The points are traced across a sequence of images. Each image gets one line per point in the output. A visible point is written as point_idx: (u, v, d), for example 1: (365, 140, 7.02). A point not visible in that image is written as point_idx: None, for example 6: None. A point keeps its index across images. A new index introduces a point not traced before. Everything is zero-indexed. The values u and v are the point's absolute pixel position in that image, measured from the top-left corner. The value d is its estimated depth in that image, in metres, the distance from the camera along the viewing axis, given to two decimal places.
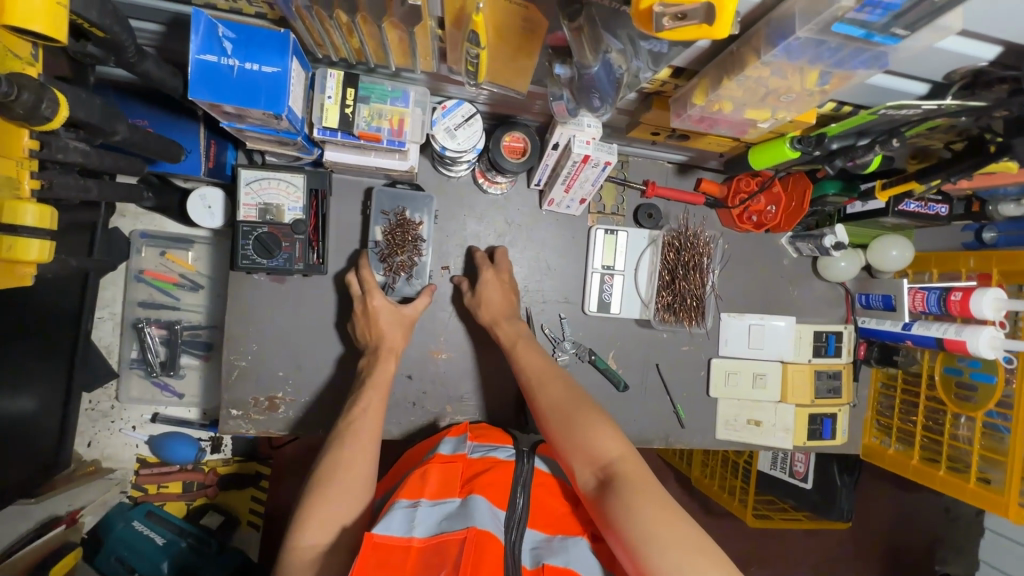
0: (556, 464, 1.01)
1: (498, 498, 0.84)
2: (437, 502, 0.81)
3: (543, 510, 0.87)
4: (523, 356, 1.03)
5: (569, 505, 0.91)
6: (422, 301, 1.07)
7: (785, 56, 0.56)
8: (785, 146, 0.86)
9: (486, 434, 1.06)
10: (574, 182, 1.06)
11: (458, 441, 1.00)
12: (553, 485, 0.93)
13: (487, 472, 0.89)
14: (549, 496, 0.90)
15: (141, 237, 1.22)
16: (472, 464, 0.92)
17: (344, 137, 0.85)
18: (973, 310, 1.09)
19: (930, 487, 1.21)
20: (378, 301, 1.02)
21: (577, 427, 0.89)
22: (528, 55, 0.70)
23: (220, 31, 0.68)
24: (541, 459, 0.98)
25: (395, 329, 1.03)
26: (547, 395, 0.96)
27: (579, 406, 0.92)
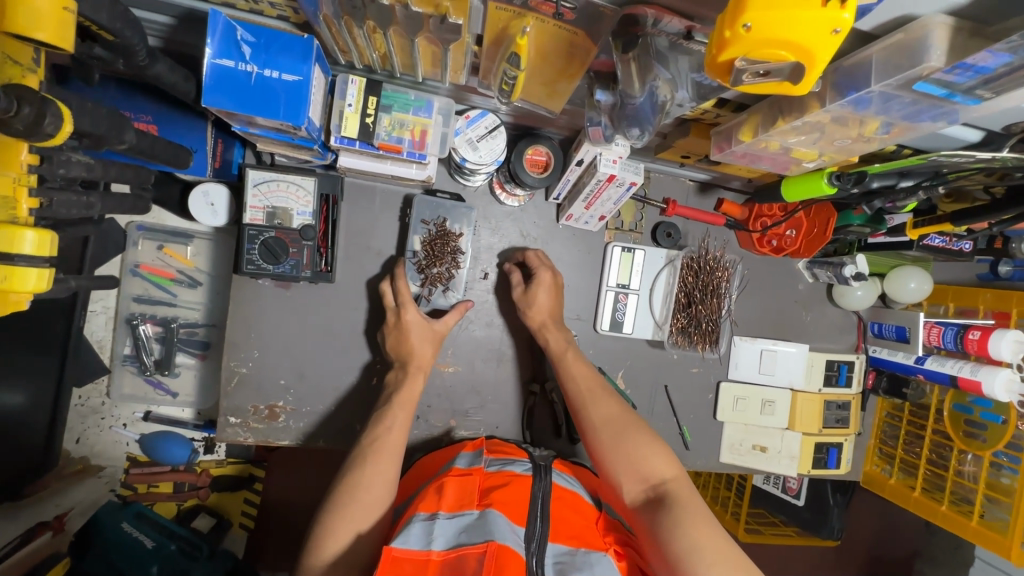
0: (575, 479, 0.97)
1: (515, 515, 0.81)
2: (454, 516, 0.79)
3: (567, 525, 0.83)
4: (568, 367, 1.02)
5: (591, 522, 0.87)
6: (455, 316, 1.03)
7: (852, 107, 0.53)
8: (823, 181, 0.82)
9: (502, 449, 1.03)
10: (595, 200, 1.02)
11: (473, 455, 0.97)
12: (573, 500, 0.89)
13: (504, 487, 0.87)
14: (570, 512, 0.86)
15: (137, 229, 1.16)
16: (489, 478, 0.90)
17: (363, 147, 0.81)
18: (991, 351, 1.07)
19: (930, 520, 1.21)
20: (413, 316, 0.99)
21: (627, 442, 0.89)
22: (568, 79, 0.66)
23: (239, 34, 0.63)
24: (561, 474, 0.95)
25: (424, 344, 1.00)
26: (595, 409, 0.95)
27: (628, 423, 0.92)
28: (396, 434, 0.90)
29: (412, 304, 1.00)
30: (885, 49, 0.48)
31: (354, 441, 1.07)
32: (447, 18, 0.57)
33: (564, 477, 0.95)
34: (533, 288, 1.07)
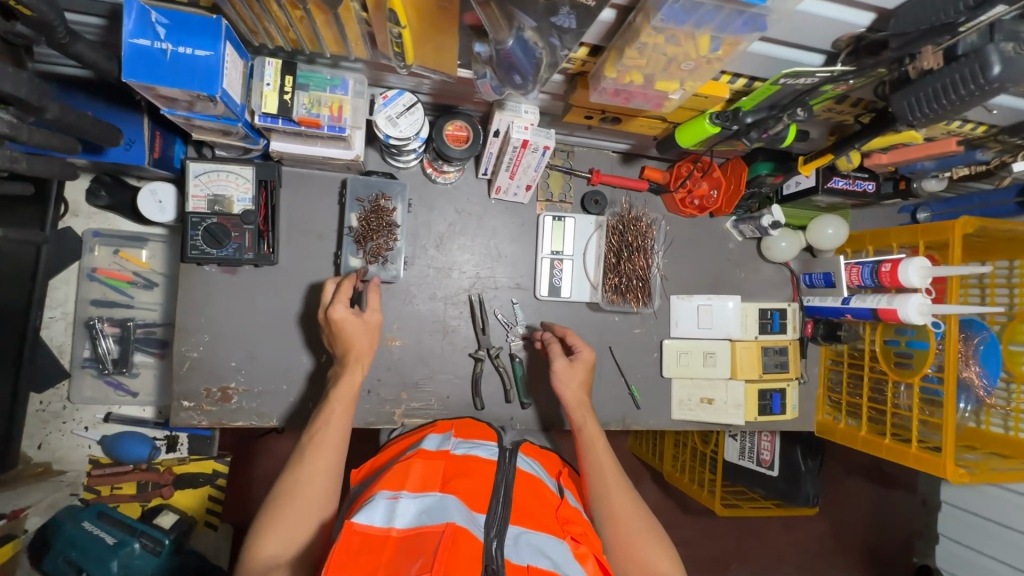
0: (538, 465, 1.00)
1: (477, 500, 0.83)
2: (417, 494, 0.80)
3: (528, 508, 0.85)
4: (591, 450, 1.02)
5: (552, 509, 0.89)
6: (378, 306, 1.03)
7: (673, 21, 0.61)
8: (706, 122, 0.91)
9: (470, 432, 1.06)
10: (517, 168, 1.11)
11: (441, 439, 1.00)
12: (535, 487, 0.91)
13: (467, 472, 0.89)
14: (533, 498, 0.87)
15: (92, 236, 1.23)
16: (454, 460, 0.92)
17: (285, 123, 0.88)
18: (902, 279, 1.13)
19: (878, 456, 1.24)
20: (340, 311, 0.98)
21: (639, 543, 0.91)
22: (451, 33, 0.76)
23: (154, 17, 0.72)
24: (525, 458, 0.98)
25: (363, 341, 0.99)
26: (613, 499, 0.95)
27: (642, 528, 0.93)
28: (338, 436, 0.92)
29: (341, 299, 0.99)
30: None
31: (306, 418, 1.11)
32: None
33: (527, 462, 0.98)
34: (575, 364, 1.11)
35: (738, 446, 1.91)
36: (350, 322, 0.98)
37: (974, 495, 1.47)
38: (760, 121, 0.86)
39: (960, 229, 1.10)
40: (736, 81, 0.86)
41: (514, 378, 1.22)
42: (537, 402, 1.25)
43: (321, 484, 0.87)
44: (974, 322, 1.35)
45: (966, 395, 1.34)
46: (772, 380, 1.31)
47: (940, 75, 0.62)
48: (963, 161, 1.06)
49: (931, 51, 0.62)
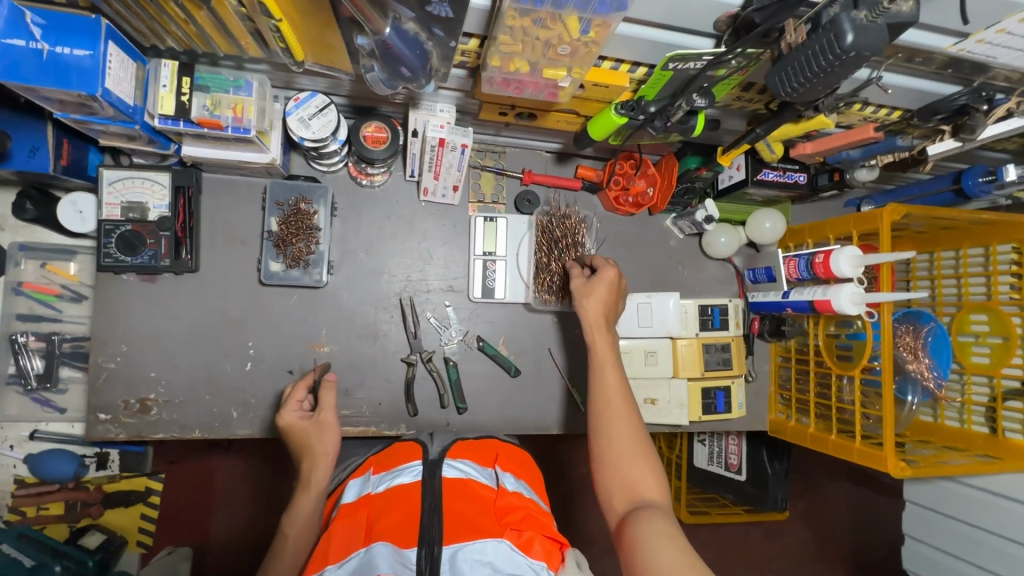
0: (471, 464, 0.92)
1: (406, 535, 0.75)
2: (342, 563, 0.73)
3: (460, 518, 0.78)
4: (599, 364, 0.99)
5: (490, 504, 0.83)
6: (332, 403, 1.00)
7: (529, 1, 0.61)
8: (612, 113, 0.88)
9: (391, 455, 0.95)
10: (439, 169, 1.10)
11: (361, 482, 0.90)
12: (467, 492, 0.83)
13: (390, 508, 0.80)
14: (466, 507, 0.80)
15: (20, 249, 1.22)
16: (375, 501, 0.83)
17: (186, 125, 0.88)
18: (834, 270, 1.12)
19: (825, 453, 1.21)
20: (290, 416, 0.99)
21: (630, 462, 0.89)
22: (331, 29, 0.74)
23: (29, 18, 0.71)
24: (452, 464, 0.89)
25: (320, 442, 0.96)
26: (615, 415, 0.94)
27: (639, 448, 0.91)
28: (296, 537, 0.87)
29: (290, 404, 1.01)
30: None
31: (230, 427, 1.09)
32: None
33: (456, 466, 0.89)
34: (594, 282, 1.06)
35: (706, 451, 1.86)
36: (296, 426, 0.98)
37: (937, 493, 1.42)
38: (663, 110, 0.86)
39: (889, 216, 1.07)
40: (635, 70, 0.85)
41: (448, 382, 1.19)
42: (474, 406, 1.22)
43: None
44: (921, 314, 1.32)
45: (913, 387, 1.29)
46: (716, 378, 1.28)
47: (805, 46, 0.61)
48: (885, 148, 1.04)
49: (793, 24, 0.62)
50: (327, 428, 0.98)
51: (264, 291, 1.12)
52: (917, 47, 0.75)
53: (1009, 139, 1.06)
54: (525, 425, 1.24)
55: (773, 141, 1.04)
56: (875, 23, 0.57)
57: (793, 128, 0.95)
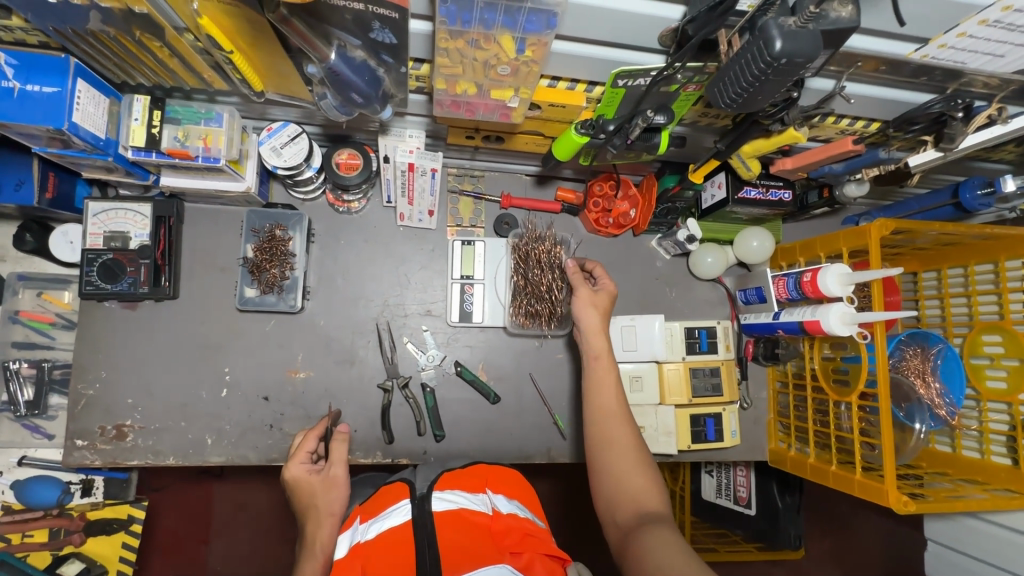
0: (461, 491, 0.84)
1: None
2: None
3: (457, 550, 0.72)
4: (594, 378, 0.97)
5: (488, 531, 0.76)
6: (337, 461, 0.97)
7: (457, 22, 0.61)
8: (572, 132, 0.87)
9: (378, 499, 0.85)
10: (412, 193, 1.11)
11: (351, 531, 0.80)
12: (459, 522, 0.76)
13: (386, 557, 0.72)
14: (464, 538, 0.73)
15: (19, 279, 1.26)
16: (366, 548, 0.74)
17: (157, 156, 0.91)
18: (822, 288, 1.06)
19: (826, 486, 1.13)
20: (297, 471, 0.96)
21: (629, 468, 0.87)
22: (282, 60, 0.76)
23: (3, 59, 0.76)
24: (441, 494, 0.81)
25: (321, 497, 0.93)
26: (614, 430, 0.91)
27: (638, 461, 0.88)
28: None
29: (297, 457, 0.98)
30: None
31: (203, 454, 1.09)
32: (132, 8, 0.67)
33: (445, 498, 0.81)
34: (598, 293, 1.05)
35: (714, 483, 1.75)
36: (302, 480, 0.94)
37: (962, 531, 1.30)
38: (621, 128, 0.84)
39: (877, 232, 1.02)
40: (592, 89, 0.84)
41: (426, 409, 1.17)
42: (452, 434, 1.19)
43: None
44: (929, 335, 1.23)
45: (922, 413, 1.19)
46: (706, 404, 1.22)
47: (740, 55, 0.59)
48: (868, 161, 1.01)
49: (727, 34, 0.60)
50: (331, 487, 0.94)
51: (242, 318, 1.13)
52: (876, 54, 0.71)
53: (1003, 149, 1.00)
54: (506, 454, 1.20)
55: (748, 159, 1.01)
56: (805, 29, 0.54)
57: (765, 143, 0.93)
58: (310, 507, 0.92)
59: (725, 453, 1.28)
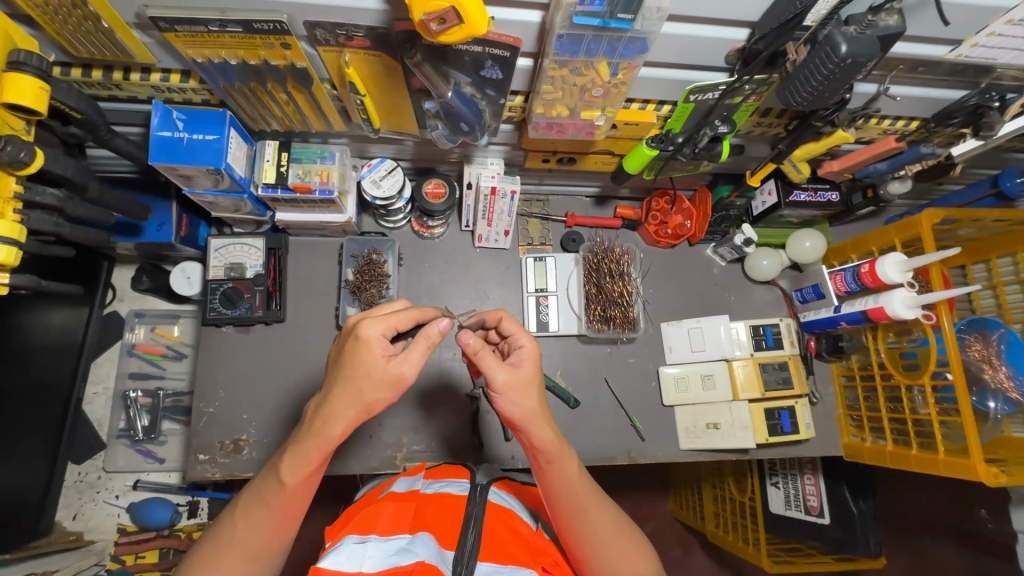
0: (513, 498, 0.99)
1: (447, 537, 0.85)
2: (387, 537, 0.80)
3: (498, 541, 0.86)
4: (561, 473, 0.85)
5: (524, 540, 0.90)
6: (417, 361, 0.79)
7: (567, 53, 0.74)
8: (645, 146, 0.99)
9: (443, 471, 1.05)
10: (492, 215, 1.23)
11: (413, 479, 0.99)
12: (506, 518, 0.91)
13: (439, 513, 0.89)
14: (503, 529, 0.88)
15: (135, 316, 1.40)
16: (425, 500, 0.93)
17: (283, 191, 1.05)
18: (881, 276, 1.14)
19: (910, 470, 1.15)
20: (373, 330, 0.79)
21: (620, 550, 0.86)
22: (403, 98, 0.90)
23: (175, 114, 0.91)
24: (498, 491, 0.96)
25: (368, 381, 0.78)
26: (593, 517, 0.87)
27: (623, 534, 0.88)
28: (296, 480, 0.82)
29: (383, 318, 0.80)
30: (554, 9, 0.69)
31: None
32: (294, 64, 0.81)
33: (501, 495, 0.96)
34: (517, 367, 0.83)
35: (781, 495, 1.70)
36: (358, 349, 0.78)
37: None
38: (690, 138, 0.97)
39: (928, 221, 1.10)
40: (662, 107, 0.96)
41: None
42: None
43: (273, 519, 0.83)
44: (988, 321, 1.27)
45: (995, 396, 1.23)
46: (778, 399, 1.27)
47: (807, 61, 0.72)
48: (911, 158, 1.10)
49: (793, 46, 0.72)
50: (390, 380, 0.78)
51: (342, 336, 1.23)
52: (916, 58, 0.83)
53: None
54: (588, 456, 1.25)
55: (799, 161, 1.11)
56: (865, 34, 0.67)
57: (816, 146, 1.04)
58: (347, 375, 0.79)
59: (801, 449, 1.31)
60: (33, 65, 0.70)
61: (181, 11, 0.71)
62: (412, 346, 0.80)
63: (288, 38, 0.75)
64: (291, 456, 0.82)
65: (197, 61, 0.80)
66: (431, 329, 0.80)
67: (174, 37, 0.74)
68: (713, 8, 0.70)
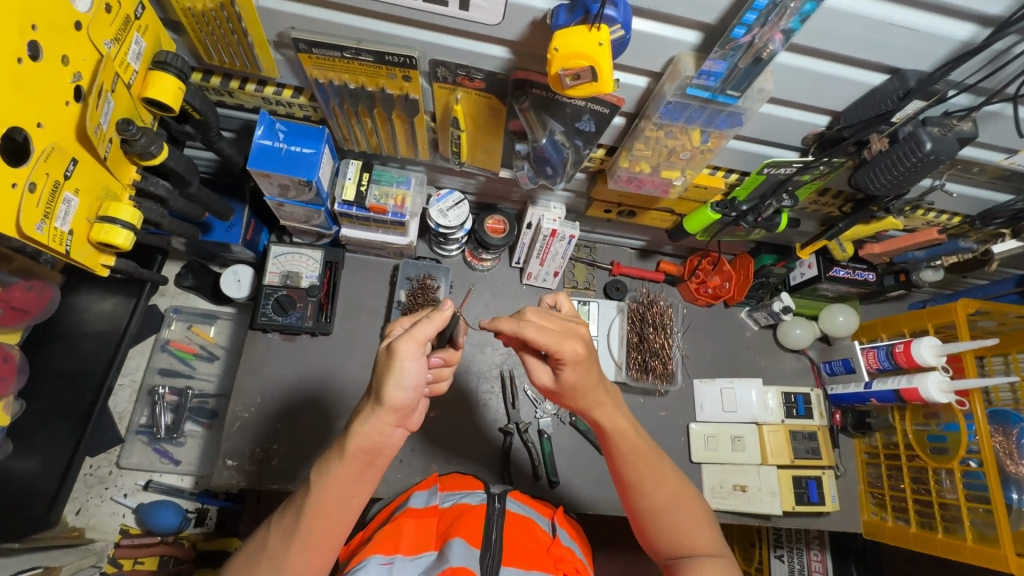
0: (530, 507, 0.94)
1: (472, 537, 0.79)
2: (412, 556, 0.77)
3: (521, 549, 0.80)
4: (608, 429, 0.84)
5: (545, 548, 0.84)
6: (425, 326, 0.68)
7: (668, 117, 0.80)
8: (708, 209, 1.05)
9: (456, 482, 1.00)
10: (546, 255, 1.25)
11: (429, 493, 0.93)
12: (526, 525, 0.86)
13: (460, 519, 0.84)
14: (524, 536, 0.83)
15: (174, 312, 1.40)
16: (444, 514, 0.87)
17: (358, 209, 1.08)
18: (916, 358, 1.18)
19: (933, 555, 1.16)
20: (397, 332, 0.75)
21: (655, 480, 0.83)
22: (496, 137, 0.95)
23: (278, 126, 0.96)
24: (516, 500, 0.92)
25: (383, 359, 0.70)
26: (657, 478, 0.83)
27: (686, 507, 0.83)
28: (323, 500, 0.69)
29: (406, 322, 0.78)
30: (665, 79, 0.76)
31: None
32: (408, 95, 0.87)
33: (518, 505, 0.92)
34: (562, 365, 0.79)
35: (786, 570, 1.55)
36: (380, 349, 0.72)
37: None
38: (754, 207, 1.01)
39: (963, 310, 1.16)
40: (729, 175, 1.03)
41: (542, 455, 1.23)
42: (565, 480, 1.23)
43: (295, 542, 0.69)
44: (1010, 414, 1.28)
45: (1018, 488, 1.20)
46: (806, 467, 1.30)
47: (889, 152, 0.79)
48: (948, 249, 1.15)
49: (877, 137, 0.80)
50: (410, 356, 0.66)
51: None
52: (974, 160, 0.91)
53: None
54: (615, 507, 1.23)
55: (845, 241, 1.18)
56: (946, 136, 0.75)
57: (865, 229, 1.09)
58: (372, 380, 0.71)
59: (821, 521, 1.32)
60: (176, 66, 0.74)
61: (323, 36, 0.76)
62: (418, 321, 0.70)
63: (411, 71, 0.81)
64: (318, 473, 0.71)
65: (318, 82, 0.85)
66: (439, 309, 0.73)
67: (308, 58, 0.80)
68: (806, 94, 0.77)
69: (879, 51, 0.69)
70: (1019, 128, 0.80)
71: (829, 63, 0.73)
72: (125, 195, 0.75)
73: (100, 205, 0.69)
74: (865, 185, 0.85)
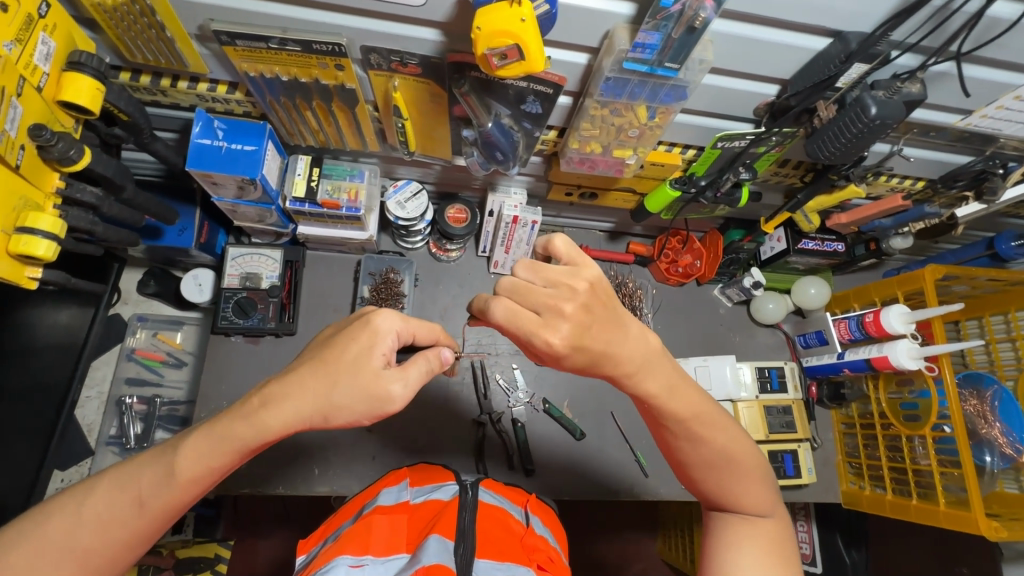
0: (503, 498, 0.93)
1: (445, 530, 0.77)
2: (385, 557, 0.75)
3: (495, 541, 0.79)
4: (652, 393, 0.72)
5: (519, 539, 0.82)
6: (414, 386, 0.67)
7: (610, 94, 0.78)
8: (667, 187, 1.03)
9: (426, 474, 0.99)
10: (510, 243, 1.22)
11: (398, 489, 0.90)
12: (500, 516, 0.85)
13: (433, 519, 0.82)
14: (497, 528, 0.82)
15: (138, 320, 1.37)
16: (416, 512, 0.85)
17: (310, 206, 1.06)
18: (885, 326, 1.17)
19: (909, 520, 1.16)
20: (386, 323, 0.68)
21: (705, 437, 0.75)
22: (440, 125, 0.94)
23: (216, 124, 0.93)
24: (487, 490, 0.90)
25: (344, 368, 0.65)
26: (709, 440, 0.75)
27: (734, 466, 0.76)
28: (195, 474, 0.66)
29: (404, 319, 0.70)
30: (603, 54, 0.73)
31: (308, 484, 1.15)
32: (344, 85, 0.84)
33: (491, 495, 0.91)
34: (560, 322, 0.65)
35: None
36: (361, 340, 0.67)
37: None
38: (712, 182, 0.99)
39: (931, 276, 1.14)
40: (686, 151, 1.01)
41: (516, 444, 1.22)
42: (540, 468, 1.22)
43: (171, 508, 0.67)
44: (982, 376, 1.25)
45: (990, 451, 1.18)
46: (781, 441, 1.30)
47: (836, 119, 0.78)
48: (915, 216, 1.12)
49: (824, 104, 0.78)
50: (373, 396, 0.65)
51: None
52: (929, 123, 0.89)
53: None
54: (592, 493, 1.22)
55: (810, 212, 1.15)
56: (892, 99, 0.73)
57: (828, 198, 1.07)
58: (325, 361, 0.67)
59: (800, 493, 1.32)
60: (92, 66, 0.70)
61: (245, 27, 0.73)
62: (412, 364, 0.68)
63: (343, 60, 0.78)
64: (204, 437, 0.66)
65: (249, 75, 0.82)
66: (434, 358, 0.71)
67: (233, 52, 0.76)
68: (748, 64, 0.75)
69: (818, 14, 0.67)
70: (967, 87, 0.78)
71: (771, 30, 0.70)
72: (51, 204, 0.73)
73: (19, 216, 0.68)
74: (817, 153, 0.84)
